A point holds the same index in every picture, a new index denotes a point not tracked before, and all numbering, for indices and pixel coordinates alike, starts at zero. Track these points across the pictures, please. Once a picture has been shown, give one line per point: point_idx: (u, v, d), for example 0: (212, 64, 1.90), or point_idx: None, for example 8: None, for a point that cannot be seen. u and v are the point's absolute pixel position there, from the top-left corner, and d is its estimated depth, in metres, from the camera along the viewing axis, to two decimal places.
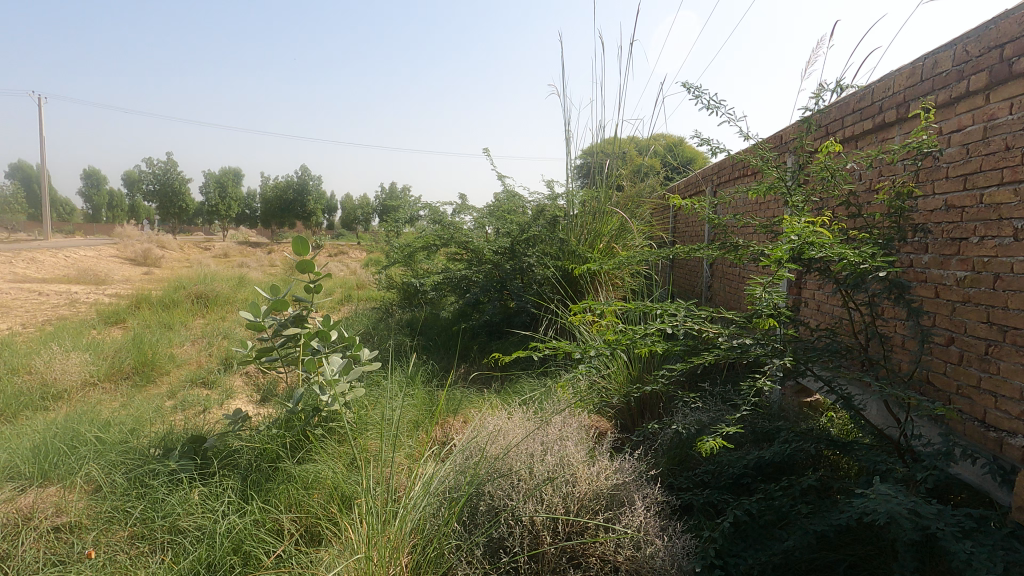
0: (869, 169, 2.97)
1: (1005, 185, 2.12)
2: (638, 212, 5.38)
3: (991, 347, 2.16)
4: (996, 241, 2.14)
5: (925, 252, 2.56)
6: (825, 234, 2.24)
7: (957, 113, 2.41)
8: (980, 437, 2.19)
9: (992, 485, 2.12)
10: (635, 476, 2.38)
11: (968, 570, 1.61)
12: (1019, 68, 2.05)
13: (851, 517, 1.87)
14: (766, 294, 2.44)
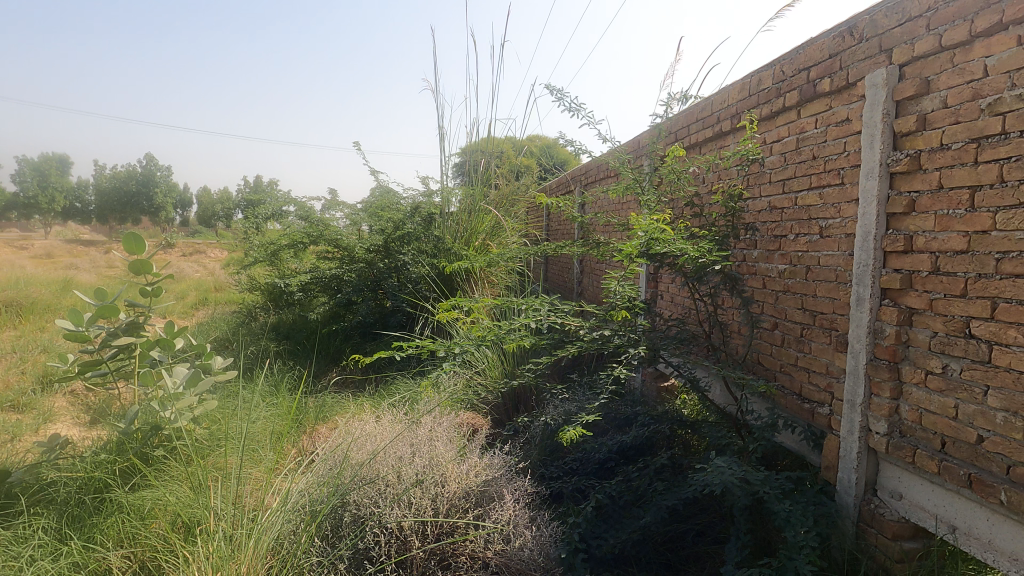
0: (710, 173, 3.27)
1: (813, 189, 2.44)
2: (512, 210, 5.49)
3: (805, 330, 2.49)
4: (807, 238, 2.47)
5: (754, 248, 2.88)
6: (670, 231, 2.46)
7: (776, 126, 2.74)
8: (798, 409, 2.51)
9: (807, 450, 2.45)
10: (504, 470, 2.42)
11: (787, 526, 1.86)
12: (821, 88, 2.38)
13: (696, 490, 2.06)
14: (620, 287, 2.70)
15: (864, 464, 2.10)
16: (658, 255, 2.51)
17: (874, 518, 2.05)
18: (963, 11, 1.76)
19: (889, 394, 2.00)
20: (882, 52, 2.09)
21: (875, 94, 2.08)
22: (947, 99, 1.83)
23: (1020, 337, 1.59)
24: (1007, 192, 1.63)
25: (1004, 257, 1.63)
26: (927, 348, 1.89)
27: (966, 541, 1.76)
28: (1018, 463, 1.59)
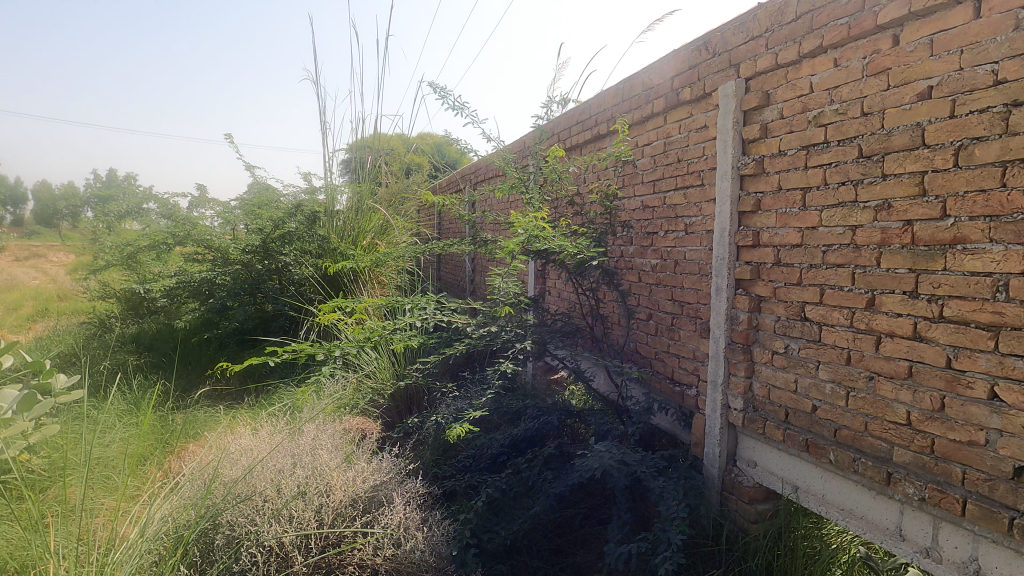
0: (590, 172, 3.42)
1: (679, 189, 2.65)
2: (401, 209, 5.39)
3: (675, 319, 2.70)
4: (675, 235, 2.68)
5: (630, 244, 3.06)
6: (549, 228, 2.56)
7: (646, 130, 2.94)
8: (670, 392, 2.71)
9: (678, 429, 2.66)
10: (395, 473, 2.37)
11: (662, 500, 2.02)
12: (683, 97, 2.59)
13: (580, 476, 2.17)
14: (505, 283, 2.78)
15: (726, 438, 2.32)
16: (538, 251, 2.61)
17: (734, 486, 2.28)
18: (793, 34, 2.01)
19: (744, 373, 2.24)
20: (731, 67, 2.32)
21: (726, 104, 2.31)
22: (783, 111, 2.08)
23: (842, 318, 1.86)
24: (829, 193, 1.90)
25: (829, 249, 1.90)
26: (773, 330, 2.13)
27: (805, 497, 2.01)
28: (842, 426, 1.86)
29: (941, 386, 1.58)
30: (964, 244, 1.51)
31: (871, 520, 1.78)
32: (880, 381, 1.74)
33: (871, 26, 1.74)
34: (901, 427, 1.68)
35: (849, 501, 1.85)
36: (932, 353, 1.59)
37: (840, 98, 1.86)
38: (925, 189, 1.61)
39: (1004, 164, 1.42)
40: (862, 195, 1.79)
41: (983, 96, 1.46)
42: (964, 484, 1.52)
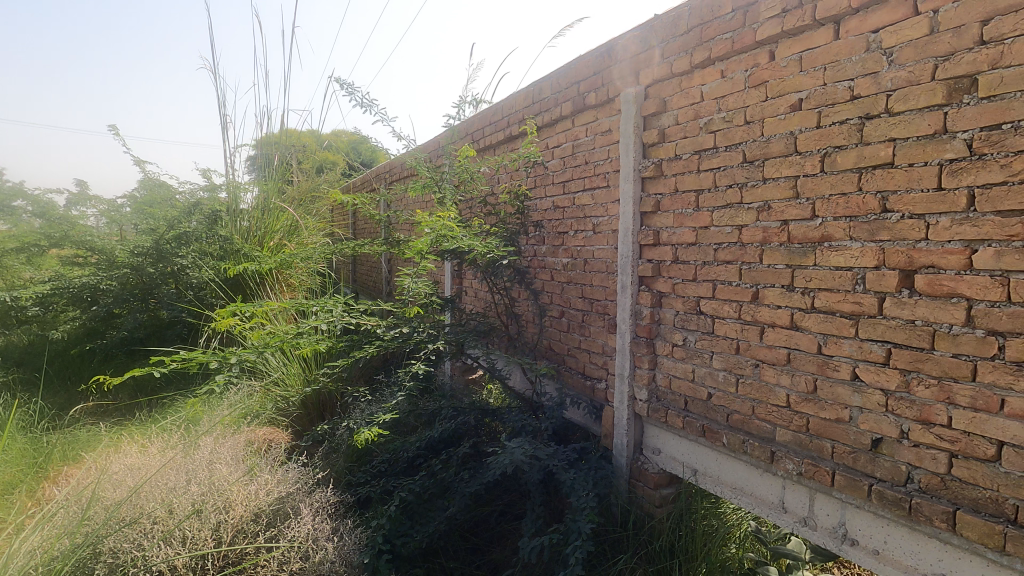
0: (503, 171, 3.45)
1: (587, 190, 2.75)
2: (312, 208, 5.18)
3: (585, 316, 2.79)
4: (583, 235, 2.78)
5: (542, 243, 3.12)
6: (458, 228, 2.57)
7: (556, 132, 3.01)
8: (581, 386, 2.80)
9: (590, 422, 2.75)
10: (303, 484, 2.27)
11: (573, 492, 2.09)
12: (589, 101, 2.69)
13: (494, 473, 2.19)
14: (413, 284, 2.73)
15: (633, 428, 2.44)
16: (448, 251, 2.64)
17: (641, 473, 2.39)
18: (685, 46, 2.14)
19: (647, 365, 2.36)
20: (631, 74, 2.43)
21: (627, 109, 2.42)
22: (678, 118, 2.21)
23: (731, 311, 2.01)
24: (719, 195, 2.04)
25: (719, 248, 2.04)
26: (672, 324, 2.26)
27: (704, 480, 2.15)
28: (734, 411, 2.01)
29: (813, 370, 1.74)
30: (830, 242, 1.69)
31: (759, 496, 1.94)
32: (764, 368, 1.90)
33: (751, 41, 1.89)
34: (782, 408, 1.84)
35: (741, 480, 2.00)
36: (806, 341, 1.76)
37: (726, 107, 2.01)
38: (798, 192, 1.77)
39: (860, 170, 1.60)
40: (746, 197, 1.94)
41: (843, 108, 1.64)
42: (833, 457, 1.69)
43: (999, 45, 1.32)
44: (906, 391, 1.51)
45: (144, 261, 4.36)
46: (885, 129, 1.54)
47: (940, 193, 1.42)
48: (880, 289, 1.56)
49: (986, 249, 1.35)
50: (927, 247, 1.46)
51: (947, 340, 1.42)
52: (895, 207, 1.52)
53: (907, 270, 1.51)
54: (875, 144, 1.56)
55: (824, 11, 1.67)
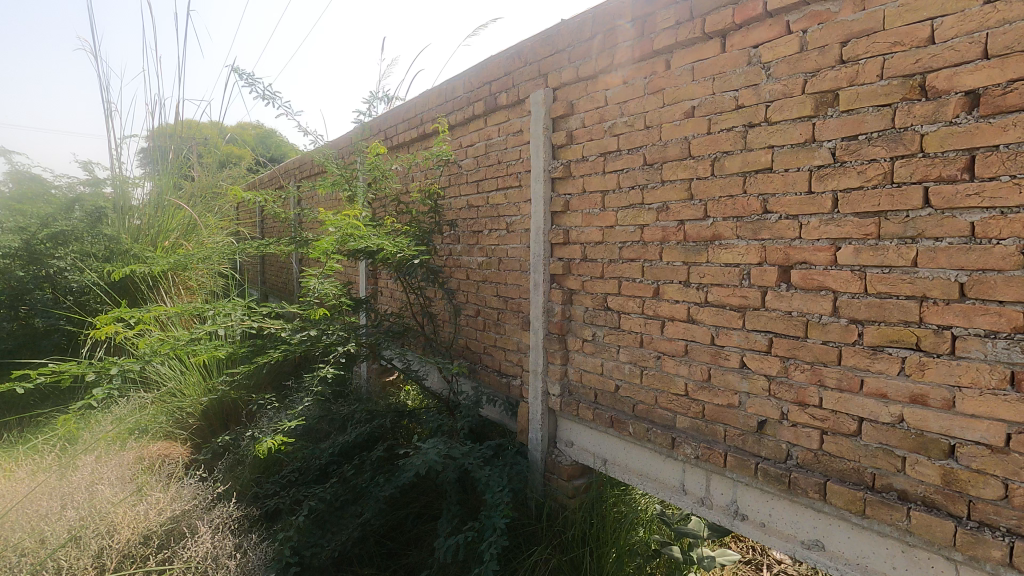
0: (417, 169, 3.40)
1: (500, 189, 2.78)
2: (213, 205, 4.84)
3: (500, 314, 2.82)
4: (497, 233, 2.80)
5: (457, 243, 3.12)
6: (364, 227, 2.54)
7: (469, 131, 3.01)
8: (497, 383, 2.83)
9: (506, 418, 2.79)
10: (201, 499, 2.12)
11: (487, 488, 2.12)
12: (500, 102, 2.72)
13: (408, 475, 2.17)
14: (319, 285, 2.63)
15: (546, 423, 2.49)
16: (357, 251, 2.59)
17: (555, 466, 2.46)
18: (589, 51, 2.22)
19: (559, 360, 2.42)
20: (540, 76, 2.48)
21: (537, 111, 2.47)
22: (585, 120, 2.28)
23: (635, 306, 2.11)
24: (622, 196, 2.14)
25: (624, 246, 2.14)
26: (582, 320, 2.34)
27: (613, 468, 2.24)
28: (639, 401, 2.11)
29: (707, 360, 1.87)
30: (720, 240, 1.82)
31: (662, 481, 2.05)
32: (665, 359, 2.01)
33: (649, 50, 2.00)
34: (681, 397, 1.96)
35: (646, 467, 2.11)
36: (701, 333, 1.89)
37: (628, 112, 2.10)
38: (692, 194, 1.89)
39: (745, 174, 1.74)
40: (646, 198, 2.04)
41: (729, 116, 1.77)
42: (725, 440, 1.82)
43: (855, 64, 1.48)
44: (785, 376, 1.66)
45: (12, 264, 3.86)
46: (765, 136, 1.68)
47: (811, 196, 1.58)
48: (762, 284, 1.71)
49: (847, 246, 1.51)
50: (800, 245, 1.61)
51: (818, 328, 1.58)
52: (774, 208, 1.67)
53: (785, 266, 1.66)
54: (757, 151, 1.70)
55: (712, 25, 1.80)
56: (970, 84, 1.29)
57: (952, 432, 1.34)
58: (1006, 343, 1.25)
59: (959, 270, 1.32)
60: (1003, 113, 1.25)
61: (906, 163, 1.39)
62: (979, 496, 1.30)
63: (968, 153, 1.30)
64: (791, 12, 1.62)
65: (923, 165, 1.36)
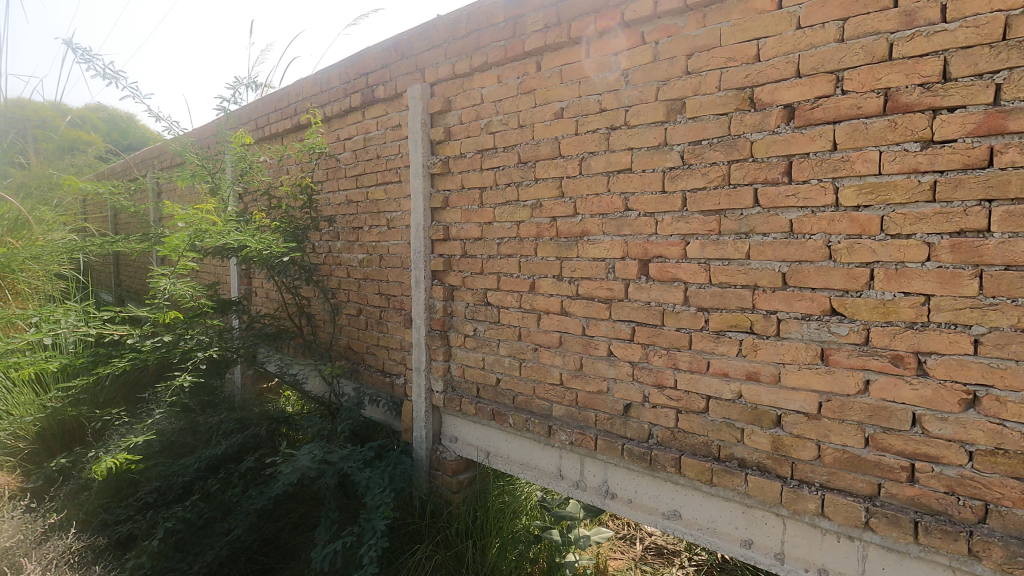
0: (290, 162, 3.22)
1: (380, 185, 2.71)
2: (50, 198, 4.23)
3: (382, 312, 2.76)
4: (377, 230, 2.74)
5: (337, 240, 3.00)
6: (219, 224, 2.48)
7: (346, 124, 2.90)
8: (380, 383, 2.77)
9: (390, 418, 2.73)
10: (31, 534, 1.88)
11: (368, 491, 2.09)
12: (377, 95, 2.65)
13: (282, 485, 2.06)
14: (171, 285, 2.40)
15: (430, 420, 2.48)
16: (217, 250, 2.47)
17: (439, 463, 2.45)
18: (464, 49, 2.24)
19: (442, 357, 2.42)
20: (417, 71, 2.45)
21: (414, 106, 2.44)
22: (462, 117, 2.30)
23: (514, 301, 2.16)
24: (499, 193, 2.18)
25: (502, 242, 2.18)
26: (463, 316, 2.36)
27: (496, 460, 2.28)
28: (519, 393, 2.17)
29: (579, 350, 1.97)
30: (588, 236, 1.92)
31: (541, 468, 2.12)
32: (541, 351, 2.08)
33: (520, 51, 2.05)
34: (557, 386, 2.04)
35: (526, 456, 2.17)
36: (573, 324, 1.98)
37: (503, 110, 2.15)
38: (563, 191, 1.98)
39: (608, 174, 1.85)
40: (522, 195, 2.10)
41: (594, 119, 1.87)
42: (596, 425, 1.93)
43: (698, 76, 1.63)
44: (646, 361, 1.79)
45: None
46: (625, 139, 1.80)
47: (664, 195, 1.71)
48: (625, 276, 1.83)
49: (695, 241, 1.66)
50: (656, 240, 1.74)
51: (673, 317, 1.72)
52: (634, 206, 1.79)
53: (644, 260, 1.79)
54: (618, 152, 1.81)
55: (576, 31, 1.89)
56: (787, 98, 1.47)
57: (779, 404, 1.52)
58: (818, 324, 1.45)
59: (782, 262, 1.50)
60: (812, 124, 1.44)
61: (740, 166, 1.56)
62: (800, 457, 1.49)
63: (787, 159, 1.48)
64: (645, 24, 1.74)
65: (753, 169, 1.53)
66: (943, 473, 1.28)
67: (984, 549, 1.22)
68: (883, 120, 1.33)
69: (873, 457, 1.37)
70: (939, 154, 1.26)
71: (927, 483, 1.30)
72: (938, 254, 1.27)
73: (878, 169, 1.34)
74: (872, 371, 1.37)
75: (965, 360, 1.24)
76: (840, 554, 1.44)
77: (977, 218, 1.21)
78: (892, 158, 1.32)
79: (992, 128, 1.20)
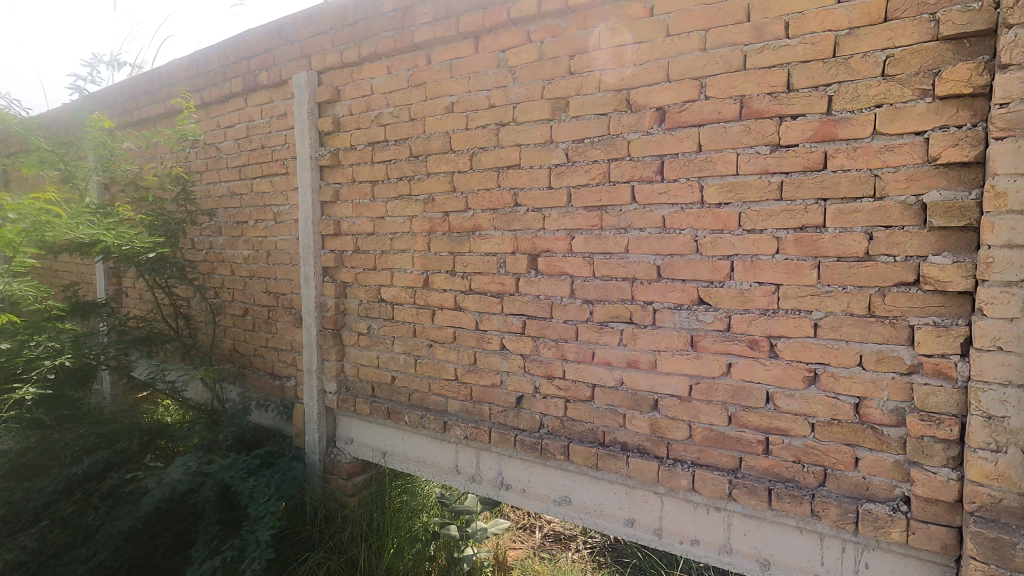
0: (163, 149, 2.95)
1: (265, 176, 2.56)
2: None
3: (270, 312, 2.61)
4: (264, 224, 2.58)
5: (219, 235, 2.79)
6: (61, 214, 2.23)
7: (227, 111, 2.70)
8: (269, 387, 2.61)
9: (281, 423, 2.59)
10: None
11: (251, 502, 1.98)
12: (260, 80, 2.49)
13: (152, 503, 1.90)
14: (9, 287, 2.22)
15: (324, 423, 2.38)
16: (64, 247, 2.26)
17: (334, 466, 2.36)
18: (352, 37, 2.16)
19: (335, 356, 2.33)
20: (303, 57, 2.34)
21: (300, 94, 2.32)
22: (352, 108, 2.22)
23: (408, 297, 2.13)
24: (391, 186, 2.13)
25: (394, 237, 2.14)
26: (357, 313, 2.29)
27: (392, 459, 2.24)
28: (414, 390, 2.14)
29: (473, 344, 1.98)
30: (479, 231, 1.93)
31: (438, 465, 2.11)
32: (436, 347, 2.07)
33: (409, 43, 2.01)
34: (452, 381, 2.04)
35: (423, 453, 2.15)
36: (467, 319, 1.98)
37: (393, 102, 2.10)
38: (454, 186, 1.97)
39: (498, 170, 1.87)
40: (414, 189, 2.07)
41: (484, 114, 1.88)
42: (490, 418, 1.95)
43: (580, 76, 1.69)
44: (537, 353, 1.84)
45: None
46: (514, 135, 1.82)
47: (551, 191, 1.76)
48: (516, 271, 1.86)
49: (579, 236, 1.72)
50: (544, 235, 1.79)
51: (560, 309, 1.77)
52: (523, 201, 1.82)
53: (533, 254, 1.82)
54: (507, 148, 1.84)
55: (464, 25, 1.88)
56: (659, 101, 1.56)
57: (655, 389, 1.62)
58: (688, 313, 1.55)
59: (656, 255, 1.60)
60: (680, 127, 1.54)
61: (618, 164, 1.63)
62: (674, 438, 1.60)
63: (659, 158, 1.57)
64: (530, 23, 1.78)
65: (630, 167, 1.61)
66: (791, 444, 1.43)
67: (823, 509, 1.37)
68: (740, 124, 1.45)
69: (735, 433, 1.50)
70: (785, 157, 1.39)
71: (778, 454, 1.45)
72: (785, 247, 1.41)
73: (736, 169, 1.46)
74: (733, 355, 1.50)
75: (807, 341, 1.39)
76: (709, 525, 1.56)
77: (815, 215, 1.36)
78: (747, 160, 1.44)
79: (825, 135, 1.34)
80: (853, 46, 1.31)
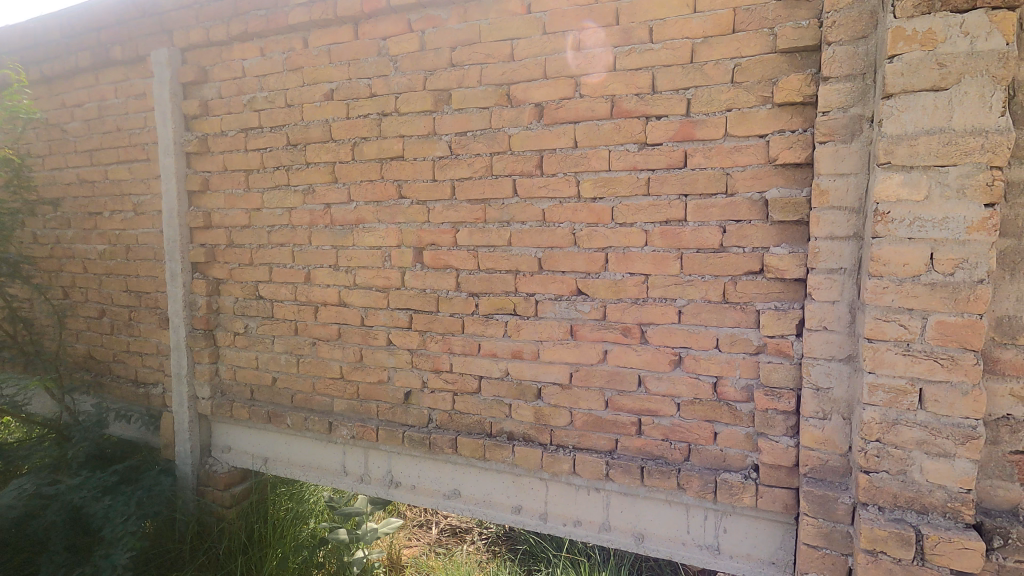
0: None
1: (122, 162, 2.31)
2: None
3: (132, 313, 2.36)
4: (121, 216, 2.33)
5: (68, 227, 2.47)
6: None
7: (74, 88, 2.40)
8: (131, 395, 2.37)
9: (146, 434, 2.36)
10: None
11: (107, 524, 1.80)
12: (113, 55, 2.24)
13: None
14: None
15: (196, 431, 2.20)
16: None
17: (209, 477, 2.19)
18: (220, 13, 2.00)
19: (207, 359, 2.16)
20: (163, 32, 2.13)
21: (161, 72, 2.11)
22: (222, 90, 2.06)
23: (288, 293, 2.01)
24: (267, 176, 2.00)
25: (272, 230, 2.02)
26: (232, 312, 2.14)
27: (275, 465, 2.11)
28: (297, 391, 2.04)
29: (358, 341, 1.92)
30: (363, 224, 1.87)
31: (324, 467, 2.03)
32: (319, 345, 1.98)
33: (283, 24, 1.90)
34: (337, 380, 1.96)
35: (307, 457, 2.05)
36: (352, 315, 1.92)
37: (268, 87, 1.97)
38: (336, 176, 1.89)
39: (381, 161, 1.82)
40: (292, 179, 1.96)
41: (365, 103, 1.82)
42: (376, 415, 1.90)
43: (462, 69, 1.68)
44: (423, 347, 1.82)
45: None
46: (396, 126, 1.78)
47: (435, 183, 1.74)
48: (401, 265, 1.82)
49: (464, 229, 1.72)
50: (429, 228, 1.77)
51: (446, 302, 1.77)
52: (407, 194, 1.79)
53: (418, 248, 1.80)
54: (390, 139, 1.79)
55: (342, 10, 1.81)
56: (537, 97, 1.60)
57: (538, 377, 1.66)
58: (567, 304, 1.61)
59: (537, 248, 1.63)
60: (558, 123, 1.58)
61: (500, 158, 1.65)
62: (556, 424, 1.65)
63: (539, 153, 1.61)
64: (410, 11, 1.74)
65: (512, 161, 1.63)
66: (660, 424, 1.53)
67: (686, 481, 1.49)
68: (611, 122, 1.52)
69: (611, 416, 1.58)
70: (651, 155, 1.48)
71: (649, 434, 1.54)
72: (652, 239, 1.50)
73: (609, 165, 1.53)
74: (608, 342, 1.57)
75: (672, 327, 1.49)
76: (589, 505, 1.64)
77: (677, 209, 1.46)
78: (619, 157, 1.51)
79: (685, 135, 1.44)
80: (707, 54, 1.41)
